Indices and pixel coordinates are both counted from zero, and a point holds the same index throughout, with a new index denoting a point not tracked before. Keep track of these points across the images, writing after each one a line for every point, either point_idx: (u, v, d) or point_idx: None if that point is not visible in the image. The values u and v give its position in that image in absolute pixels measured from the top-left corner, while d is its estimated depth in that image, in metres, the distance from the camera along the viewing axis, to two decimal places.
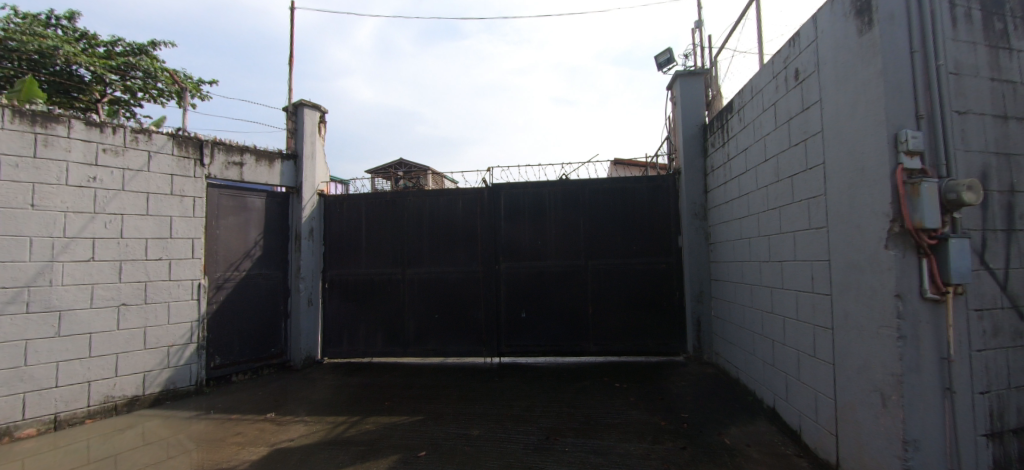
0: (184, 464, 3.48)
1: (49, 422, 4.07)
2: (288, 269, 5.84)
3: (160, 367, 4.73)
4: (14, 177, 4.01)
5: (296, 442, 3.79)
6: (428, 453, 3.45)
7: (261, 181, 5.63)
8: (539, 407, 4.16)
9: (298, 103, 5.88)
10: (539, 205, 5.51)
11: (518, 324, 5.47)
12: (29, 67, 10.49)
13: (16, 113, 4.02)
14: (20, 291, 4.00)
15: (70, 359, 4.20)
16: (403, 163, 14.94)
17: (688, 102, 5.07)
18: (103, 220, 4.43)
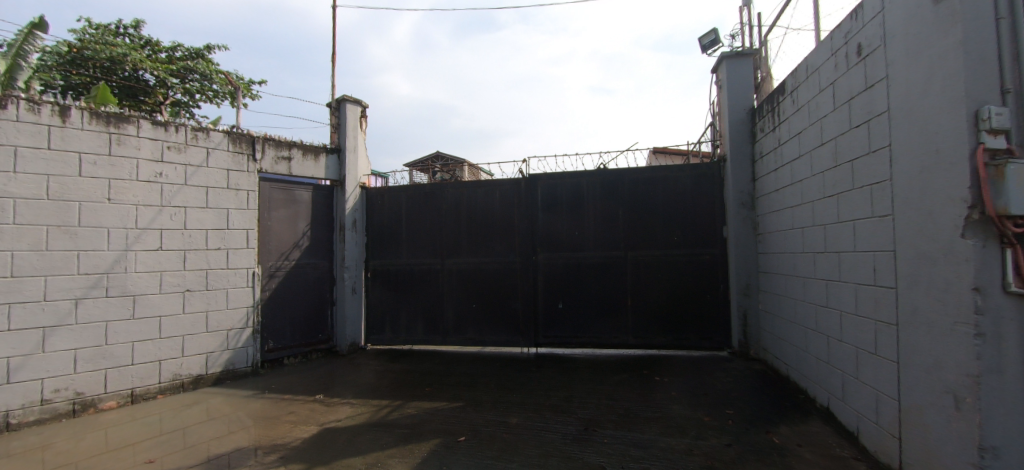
0: (243, 440, 3.63)
1: (127, 396, 4.36)
2: (333, 259, 6.00)
3: (221, 349, 4.97)
4: (93, 174, 4.26)
5: (343, 422, 3.89)
6: (468, 438, 3.48)
7: (308, 174, 5.79)
8: (577, 398, 4.12)
9: (340, 98, 5.99)
10: (577, 196, 5.42)
11: (555, 315, 5.43)
12: (103, 74, 11.57)
13: (92, 115, 4.25)
14: (100, 277, 4.26)
15: (143, 340, 4.47)
16: (442, 157, 15.18)
17: (734, 85, 4.85)
18: (170, 212, 4.66)
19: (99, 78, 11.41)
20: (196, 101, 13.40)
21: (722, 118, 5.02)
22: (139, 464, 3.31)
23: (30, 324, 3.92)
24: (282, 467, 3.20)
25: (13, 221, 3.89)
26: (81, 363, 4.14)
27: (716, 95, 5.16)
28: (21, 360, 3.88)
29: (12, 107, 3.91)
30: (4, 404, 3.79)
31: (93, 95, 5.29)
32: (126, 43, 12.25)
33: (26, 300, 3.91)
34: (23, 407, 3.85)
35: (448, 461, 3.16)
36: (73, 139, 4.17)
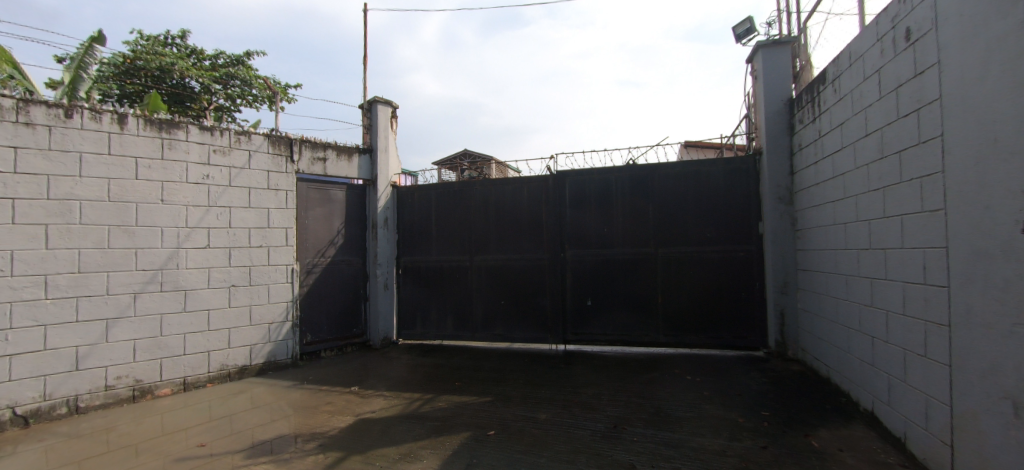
0: (284, 428, 3.74)
1: (180, 384, 4.56)
2: (366, 256, 6.12)
3: (264, 341, 5.12)
4: (147, 177, 4.45)
5: (378, 413, 3.96)
6: (497, 432, 3.47)
7: (342, 174, 5.91)
8: (606, 395, 4.07)
9: (371, 99, 6.08)
10: (606, 192, 5.35)
11: (584, 313, 5.38)
12: (153, 82, 12.48)
13: (146, 121, 4.43)
14: (155, 273, 4.46)
15: (194, 332, 4.65)
16: (470, 155, 15.34)
17: (771, 75, 4.67)
18: (216, 211, 4.84)
19: (152, 87, 12.29)
20: (237, 107, 14.09)
21: (758, 110, 4.85)
22: (191, 447, 3.45)
23: (94, 315, 4.13)
24: (322, 454, 3.28)
25: (79, 222, 4.08)
26: (140, 353, 4.34)
27: (752, 86, 5.00)
28: (88, 349, 4.08)
29: (77, 117, 4.10)
30: (72, 389, 3.99)
31: (145, 103, 5.55)
32: (174, 54, 13.05)
33: (91, 294, 4.12)
34: (89, 393, 4.06)
35: (480, 454, 3.16)
36: (130, 145, 4.36)
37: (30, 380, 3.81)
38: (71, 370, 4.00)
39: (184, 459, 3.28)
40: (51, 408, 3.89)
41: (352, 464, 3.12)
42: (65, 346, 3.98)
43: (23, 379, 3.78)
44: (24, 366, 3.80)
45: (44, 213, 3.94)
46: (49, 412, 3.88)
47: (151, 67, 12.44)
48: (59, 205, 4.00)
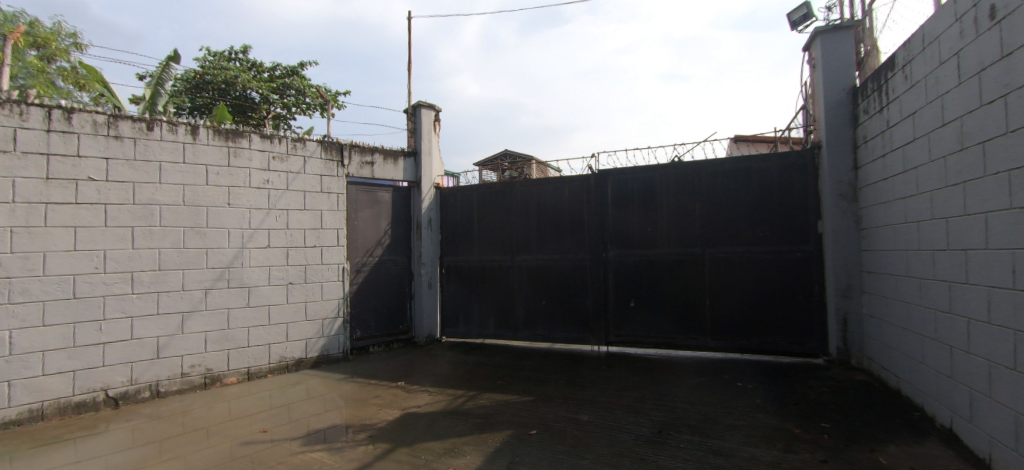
0: (336, 418, 3.85)
1: (244, 373, 4.84)
2: (411, 256, 6.21)
3: (318, 336, 5.33)
4: (217, 183, 4.75)
5: (423, 408, 3.99)
6: (539, 432, 3.42)
7: (388, 177, 6.03)
8: (651, 399, 3.94)
9: (416, 103, 6.17)
10: (650, 190, 5.20)
11: (627, 314, 5.24)
12: (219, 95, 13.50)
13: (215, 131, 4.74)
14: (223, 270, 4.76)
15: (257, 325, 4.92)
16: (512, 155, 15.45)
17: (830, 63, 4.40)
18: (275, 214, 5.09)
19: (219, 99, 13.25)
20: (293, 114, 14.84)
21: (817, 100, 4.57)
22: (254, 433, 3.63)
23: (172, 308, 4.48)
24: (371, 445, 3.33)
25: (159, 224, 4.44)
26: (211, 344, 4.66)
27: (809, 76, 4.72)
28: (167, 339, 4.45)
29: (157, 130, 4.46)
30: (154, 375, 4.37)
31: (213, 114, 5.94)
32: (238, 68, 13.99)
33: (169, 289, 4.47)
34: (168, 379, 4.43)
35: (522, 452, 3.13)
36: (202, 154, 4.68)
37: (120, 366, 4.21)
38: (153, 357, 4.37)
39: (247, 443, 3.46)
40: (137, 391, 4.28)
41: (399, 456, 3.16)
42: (148, 336, 4.35)
43: (114, 364, 4.19)
44: (115, 354, 4.19)
45: (131, 217, 4.31)
46: (135, 396, 4.27)
47: (218, 80, 13.39)
48: (143, 210, 4.37)
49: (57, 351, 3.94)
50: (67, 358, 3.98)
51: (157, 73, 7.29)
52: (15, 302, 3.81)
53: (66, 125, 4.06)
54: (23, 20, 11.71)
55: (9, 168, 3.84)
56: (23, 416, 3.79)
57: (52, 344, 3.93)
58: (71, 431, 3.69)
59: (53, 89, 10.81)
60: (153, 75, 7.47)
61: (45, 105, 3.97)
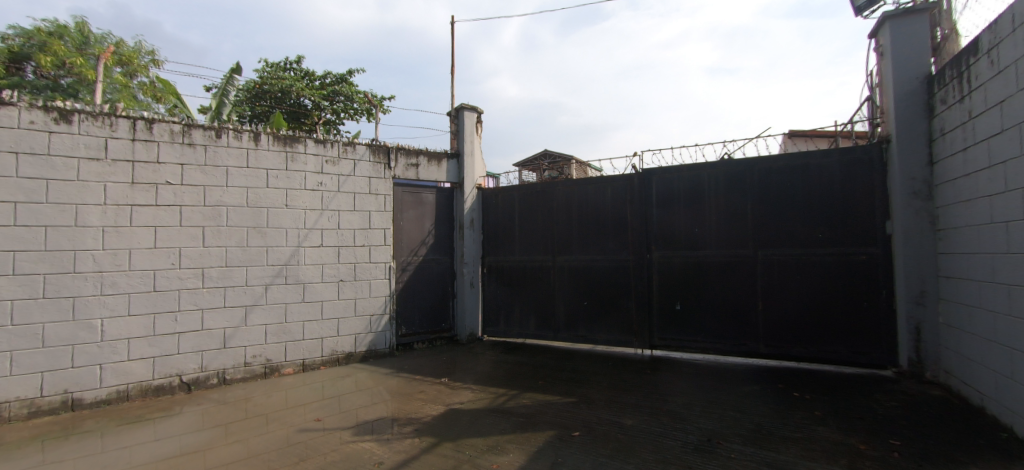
0: (383, 411, 3.91)
1: (300, 365, 5.01)
2: (453, 256, 6.25)
3: (366, 331, 5.44)
4: (276, 186, 4.94)
5: (466, 405, 3.98)
6: (582, 434, 3.34)
7: (432, 178, 6.09)
8: (699, 406, 3.78)
9: (458, 106, 6.21)
10: (696, 189, 5.00)
11: (672, 317, 5.07)
12: (276, 103, 14.14)
13: (274, 138, 4.92)
14: (281, 268, 4.94)
15: (311, 320, 5.08)
16: (553, 155, 15.48)
17: (901, 50, 4.09)
18: (328, 214, 5.23)
19: (276, 107, 13.91)
20: (342, 120, 15.31)
21: (885, 91, 4.26)
22: (309, 421, 3.74)
23: (236, 302, 4.69)
24: (418, 438, 3.35)
25: (225, 224, 4.65)
26: (270, 336, 4.85)
27: (875, 64, 4.41)
28: (232, 330, 4.66)
29: (225, 137, 4.67)
30: (221, 363, 4.60)
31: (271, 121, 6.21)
32: (293, 77, 14.62)
33: (234, 284, 4.68)
34: (234, 367, 4.66)
35: (564, 454, 3.06)
36: (263, 159, 4.87)
37: (192, 354, 4.46)
38: (221, 347, 4.60)
39: (303, 430, 3.57)
40: (207, 378, 4.53)
41: (444, 451, 3.16)
42: (216, 327, 4.58)
43: (188, 352, 4.45)
44: (188, 342, 4.45)
45: (201, 218, 4.54)
46: (205, 382, 4.51)
47: (275, 89, 14.04)
48: (211, 211, 4.59)
49: (141, 338, 4.24)
50: (147, 345, 4.27)
51: (222, 85, 7.69)
52: (107, 294, 4.12)
53: (148, 134, 4.34)
54: (109, 40, 12.69)
55: (100, 174, 4.14)
56: (112, 396, 4.11)
57: (135, 332, 4.23)
58: (151, 412, 3.96)
59: (134, 102, 11.63)
60: (216, 87, 7.92)
61: (130, 116, 4.26)
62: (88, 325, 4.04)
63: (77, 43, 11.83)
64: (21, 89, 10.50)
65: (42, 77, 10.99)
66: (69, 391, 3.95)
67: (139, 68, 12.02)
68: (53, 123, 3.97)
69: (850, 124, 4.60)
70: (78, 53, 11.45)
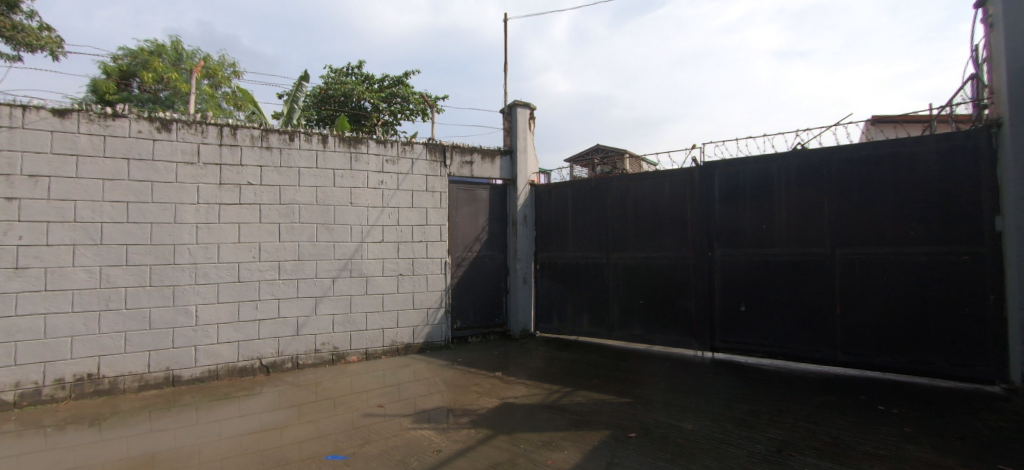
0: (443, 400, 4.73)
1: (363, 353, 5.99)
2: (507, 252, 7.13)
3: (423, 323, 6.38)
4: (342, 185, 5.89)
5: (521, 399, 4.68)
6: (638, 436, 3.78)
7: (485, 175, 6.97)
8: (766, 414, 4.11)
9: (512, 103, 7.06)
10: (765, 186, 5.30)
11: (738, 318, 5.41)
12: (339, 106, 15.53)
13: (340, 140, 5.87)
14: (346, 262, 5.89)
15: (373, 311, 6.04)
16: (604, 149, 16.06)
17: (1012, 23, 4.19)
18: (388, 211, 6.16)
19: (340, 110, 15.30)
20: (399, 121, 16.49)
21: (996, 66, 4.34)
22: (374, 407, 4.60)
23: (307, 293, 5.68)
24: (474, 430, 3.99)
25: (298, 220, 5.63)
26: (337, 325, 5.83)
27: (984, 39, 4.50)
28: (304, 319, 5.66)
29: (297, 140, 5.65)
30: (295, 349, 5.61)
31: (337, 125, 7.22)
32: (354, 81, 15.93)
33: (306, 276, 5.67)
34: (305, 353, 5.66)
35: (622, 454, 3.49)
36: (330, 160, 5.82)
37: (271, 340, 5.48)
38: (294, 334, 5.61)
39: (368, 414, 4.41)
40: (283, 362, 5.55)
41: (500, 443, 3.73)
42: (290, 316, 5.59)
43: (266, 337, 5.47)
44: (267, 329, 5.47)
45: (277, 215, 5.53)
46: (281, 365, 5.54)
47: (337, 93, 15.41)
48: (285, 208, 5.58)
49: (227, 324, 5.28)
50: (233, 329, 5.30)
51: (292, 92, 8.88)
52: (200, 283, 5.16)
53: (233, 140, 5.34)
54: (197, 55, 14.41)
55: (194, 177, 5.16)
56: (205, 374, 5.17)
57: (223, 317, 5.26)
58: (237, 391, 4.99)
59: (220, 111, 13.20)
60: (289, 93, 9.13)
61: (217, 124, 5.26)
62: (185, 310, 5.09)
63: (173, 60, 13.53)
64: (129, 102, 12.50)
65: (145, 91, 12.73)
66: (170, 369, 5.02)
67: (223, 80, 13.57)
68: (156, 132, 5.01)
69: (954, 106, 4.79)
70: (174, 68, 13.06)
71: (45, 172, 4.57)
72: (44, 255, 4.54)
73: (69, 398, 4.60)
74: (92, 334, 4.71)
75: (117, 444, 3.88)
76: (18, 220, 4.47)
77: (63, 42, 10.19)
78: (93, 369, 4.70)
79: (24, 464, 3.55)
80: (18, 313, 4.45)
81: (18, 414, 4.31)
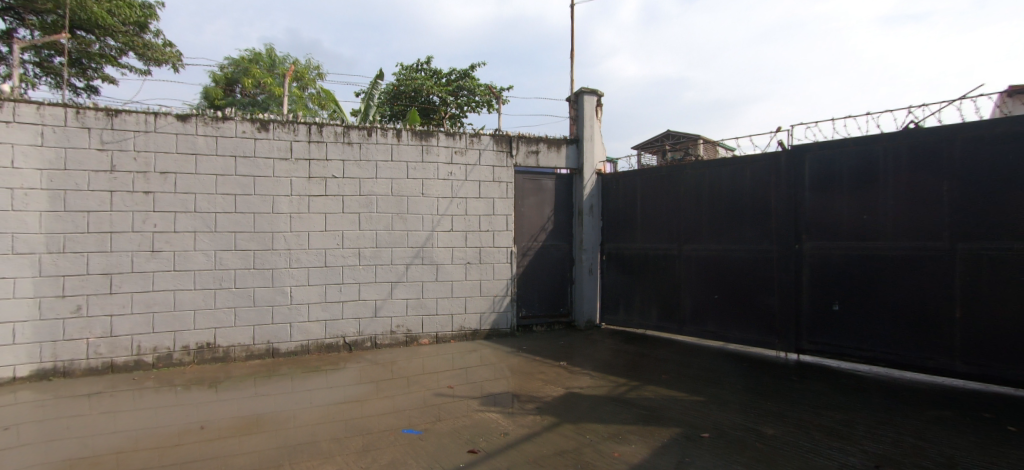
0: (510, 386, 5.03)
1: (434, 336, 6.44)
2: (573, 242, 7.31)
3: (489, 310, 6.72)
4: (414, 176, 6.33)
5: (587, 390, 4.88)
6: (712, 436, 3.75)
7: (551, 165, 7.17)
8: (861, 424, 3.91)
9: (579, 91, 7.18)
10: (867, 170, 4.79)
11: (829, 318, 5.01)
12: (410, 101, 16.34)
13: (412, 134, 6.31)
14: (419, 250, 6.34)
15: (443, 297, 6.46)
16: (674, 135, 15.73)
17: None
18: (457, 201, 6.54)
19: (411, 105, 16.10)
20: (466, 113, 17.05)
21: None
22: (444, 387, 5.00)
23: (384, 278, 6.19)
24: (541, 418, 4.21)
25: (375, 210, 6.13)
26: (411, 309, 6.31)
27: None
28: (381, 302, 6.18)
29: (374, 135, 6.15)
30: (374, 330, 6.15)
31: (409, 119, 7.71)
32: (425, 77, 16.60)
33: (383, 263, 6.18)
34: (382, 334, 6.19)
35: (694, 452, 3.51)
36: (404, 153, 6.28)
37: (353, 320, 6.05)
38: (373, 315, 6.14)
39: (439, 394, 4.81)
40: (363, 341, 6.10)
41: (567, 432, 3.92)
42: (369, 298, 6.12)
43: (349, 318, 6.04)
44: (349, 310, 6.04)
45: (358, 205, 6.06)
46: (362, 343, 6.10)
47: (408, 89, 16.20)
48: (364, 199, 6.09)
49: (316, 304, 5.89)
50: (322, 309, 5.91)
51: (368, 90, 9.54)
52: (294, 267, 5.79)
53: (319, 137, 5.91)
54: (286, 60, 15.73)
55: (288, 171, 5.78)
56: (299, 348, 5.83)
57: (313, 298, 5.88)
58: (325, 365, 5.58)
59: (307, 111, 14.33)
60: (365, 91, 9.78)
61: (306, 123, 5.84)
62: (282, 290, 5.75)
63: (269, 66, 14.86)
64: (233, 106, 13.98)
65: (246, 96, 14.16)
66: (270, 343, 5.70)
67: (309, 82, 14.63)
68: (257, 131, 5.65)
69: None
70: (268, 73, 14.31)
71: (172, 169, 5.33)
72: (172, 240, 5.32)
73: (192, 362, 5.39)
74: (209, 308, 5.46)
75: (230, 404, 4.53)
76: (153, 210, 5.26)
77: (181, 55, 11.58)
78: (211, 339, 5.46)
79: (160, 416, 4.24)
80: (155, 289, 5.26)
81: (156, 373, 5.12)
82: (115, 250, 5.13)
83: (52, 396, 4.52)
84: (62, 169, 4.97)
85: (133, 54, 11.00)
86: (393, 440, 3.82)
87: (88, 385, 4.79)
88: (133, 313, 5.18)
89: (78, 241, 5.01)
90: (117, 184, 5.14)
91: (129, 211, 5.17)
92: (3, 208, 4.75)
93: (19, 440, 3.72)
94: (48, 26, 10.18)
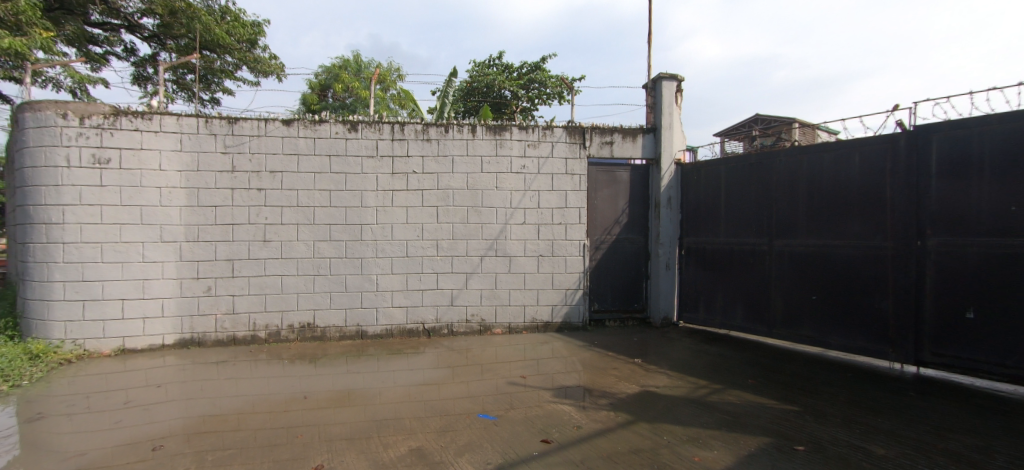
0: (582, 380, 5.22)
1: (507, 326, 6.76)
2: (649, 236, 7.32)
3: (561, 303, 6.91)
4: (488, 170, 6.65)
5: (664, 390, 4.94)
6: (808, 450, 3.70)
7: (626, 156, 7.24)
8: (995, 451, 3.65)
9: (657, 77, 7.14)
10: (1014, 155, 4.24)
11: (959, 326, 4.55)
12: (484, 97, 16.84)
13: (486, 128, 6.63)
14: (493, 242, 6.67)
15: (517, 288, 6.76)
16: (762, 120, 14.97)
17: None
18: (529, 194, 6.79)
19: (485, 101, 16.60)
20: (537, 106, 17.29)
21: None
22: (518, 377, 5.28)
23: (460, 269, 6.58)
24: (614, 414, 4.37)
25: (451, 203, 6.53)
26: (485, 299, 6.67)
27: None
28: (457, 291, 6.58)
29: (451, 131, 6.53)
30: (450, 318, 6.58)
31: (482, 115, 8.08)
32: (496, 72, 17.01)
33: (457, 254, 6.57)
34: (458, 322, 6.60)
35: (787, 465, 3.49)
36: (478, 147, 6.61)
37: (431, 307, 6.50)
38: (450, 303, 6.56)
39: (512, 383, 5.10)
40: (440, 328, 6.54)
41: (642, 431, 4.05)
42: (446, 288, 6.55)
43: (428, 305, 6.50)
44: (429, 298, 6.50)
45: (435, 199, 6.50)
46: (439, 330, 6.54)
47: (481, 85, 16.76)
48: (442, 193, 6.51)
49: (399, 291, 6.40)
50: (404, 296, 6.42)
51: (444, 88, 10.08)
52: (379, 256, 6.33)
53: (402, 134, 6.39)
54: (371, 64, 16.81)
55: (374, 168, 6.31)
56: (385, 332, 6.38)
57: (396, 286, 6.39)
58: (406, 348, 6.08)
59: (391, 111, 15.24)
60: (442, 89, 10.32)
61: (390, 122, 6.34)
62: (370, 278, 6.31)
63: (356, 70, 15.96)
64: (326, 110, 15.26)
65: (337, 99, 15.39)
66: (360, 326, 6.29)
67: (391, 84, 15.57)
68: (348, 132, 6.22)
69: None
70: (355, 77, 15.36)
71: (279, 169, 6.03)
72: (279, 232, 6.03)
73: (297, 339, 6.10)
74: (309, 292, 6.13)
75: (326, 378, 5.11)
76: (265, 205, 5.99)
77: (284, 67, 12.81)
78: (310, 320, 6.13)
79: (274, 385, 4.89)
80: (266, 274, 5.99)
81: (268, 347, 5.86)
82: (236, 239, 5.91)
83: (190, 361, 5.35)
84: (195, 170, 5.81)
85: (247, 68, 12.31)
86: (468, 423, 4.16)
87: (217, 354, 5.60)
88: (250, 293, 5.95)
89: (207, 232, 5.83)
90: (236, 182, 5.91)
91: (246, 206, 5.93)
92: (153, 204, 5.65)
93: (167, 397, 4.47)
94: (182, 48, 11.94)
